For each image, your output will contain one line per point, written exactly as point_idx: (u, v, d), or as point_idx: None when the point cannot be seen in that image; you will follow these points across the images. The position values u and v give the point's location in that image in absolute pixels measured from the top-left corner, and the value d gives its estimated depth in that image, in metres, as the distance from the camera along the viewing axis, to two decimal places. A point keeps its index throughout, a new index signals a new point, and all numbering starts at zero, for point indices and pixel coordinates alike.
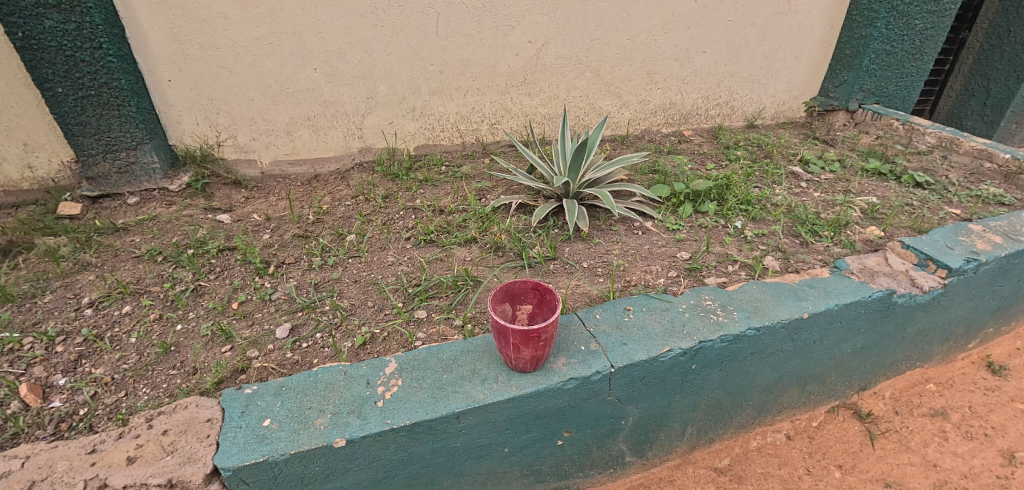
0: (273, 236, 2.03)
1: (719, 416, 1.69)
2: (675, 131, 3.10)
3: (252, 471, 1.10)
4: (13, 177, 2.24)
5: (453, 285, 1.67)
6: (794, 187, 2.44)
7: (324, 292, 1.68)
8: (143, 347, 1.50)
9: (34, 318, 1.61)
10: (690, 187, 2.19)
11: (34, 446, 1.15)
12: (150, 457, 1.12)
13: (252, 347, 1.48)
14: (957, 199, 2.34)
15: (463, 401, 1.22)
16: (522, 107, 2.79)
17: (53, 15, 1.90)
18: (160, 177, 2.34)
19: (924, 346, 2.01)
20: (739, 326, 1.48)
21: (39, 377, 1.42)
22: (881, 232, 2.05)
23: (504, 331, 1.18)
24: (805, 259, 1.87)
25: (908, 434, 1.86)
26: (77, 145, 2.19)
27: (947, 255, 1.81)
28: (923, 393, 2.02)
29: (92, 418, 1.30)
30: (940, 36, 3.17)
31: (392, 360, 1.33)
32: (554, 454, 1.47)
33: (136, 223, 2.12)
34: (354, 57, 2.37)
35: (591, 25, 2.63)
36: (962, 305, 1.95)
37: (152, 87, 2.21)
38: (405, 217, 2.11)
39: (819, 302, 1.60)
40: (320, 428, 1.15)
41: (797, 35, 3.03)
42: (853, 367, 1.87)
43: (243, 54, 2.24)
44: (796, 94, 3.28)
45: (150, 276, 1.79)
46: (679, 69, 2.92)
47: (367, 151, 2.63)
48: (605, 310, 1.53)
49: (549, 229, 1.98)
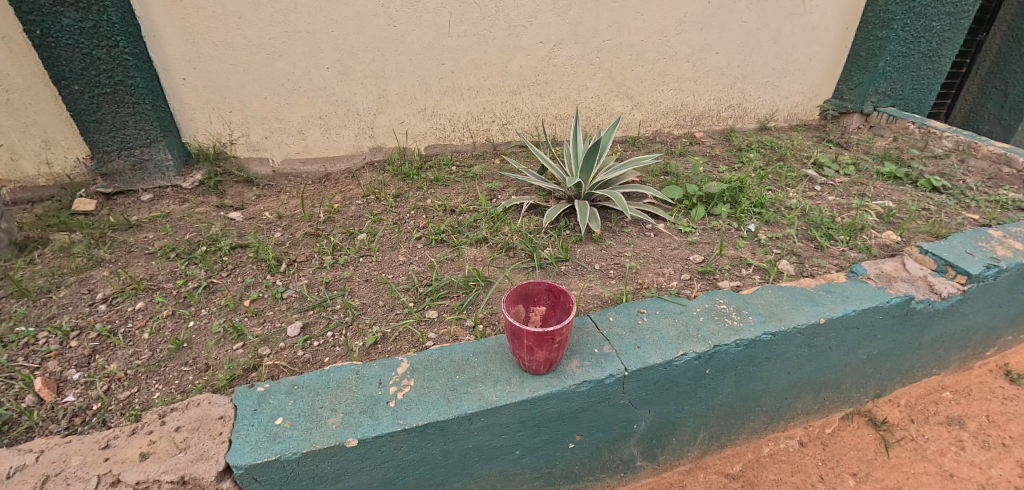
0: (285, 234, 2.03)
1: (731, 421, 1.67)
2: (686, 133, 3.08)
3: (264, 470, 1.10)
4: (30, 173, 2.26)
5: (464, 285, 1.66)
6: (809, 190, 2.41)
7: (335, 291, 1.68)
8: (155, 343, 1.51)
9: (48, 313, 1.62)
10: (703, 190, 2.16)
11: (48, 441, 1.16)
12: (163, 454, 1.12)
13: (264, 344, 1.48)
14: (975, 204, 2.30)
15: (475, 403, 1.21)
16: (533, 108, 2.78)
17: (70, 13, 1.92)
18: (174, 175, 2.35)
19: (942, 354, 1.98)
20: (754, 331, 1.46)
21: (53, 371, 1.43)
22: (897, 236, 2.02)
23: (517, 332, 1.17)
24: (821, 263, 1.85)
25: (924, 442, 1.82)
26: (93, 142, 2.21)
27: (967, 261, 1.79)
28: (939, 401, 1.98)
29: (106, 413, 1.31)
30: (958, 38, 3.12)
31: (404, 360, 1.33)
32: (565, 457, 1.46)
33: (149, 220, 2.13)
34: (366, 57, 2.38)
35: (603, 25, 2.62)
36: (981, 312, 1.91)
37: (167, 85, 2.23)
38: (416, 217, 2.11)
39: (836, 308, 1.57)
40: (332, 428, 1.14)
41: (812, 37, 2.99)
42: (868, 374, 1.84)
43: (257, 53, 2.25)
44: (809, 96, 3.24)
45: (163, 272, 1.80)
46: (692, 70, 2.90)
47: (377, 151, 2.64)
48: (619, 313, 1.51)
49: (561, 230, 1.97)
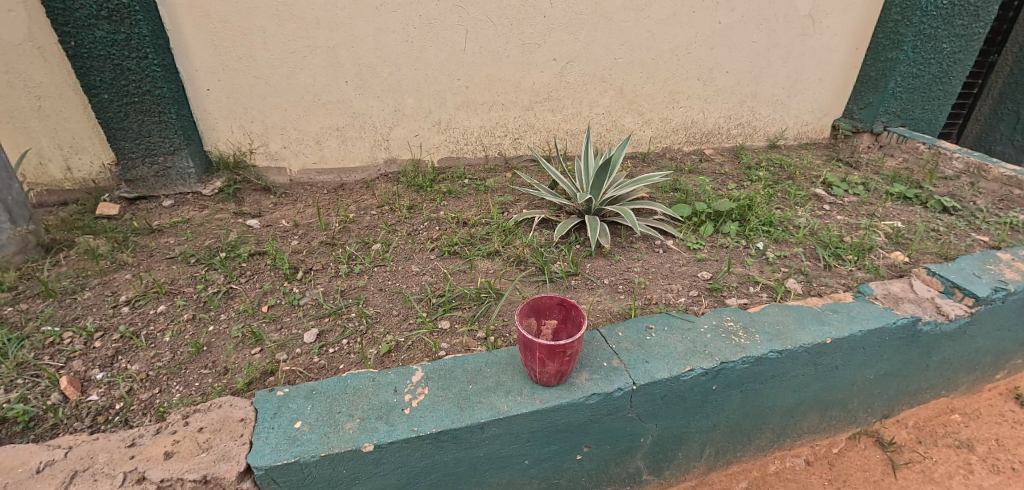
0: (302, 242, 2.08)
1: (738, 438, 1.68)
2: (696, 150, 3.12)
3: (283, 472, 1.14)
4: (57, 177, 2.35)
5: (476, 297, 1.70)
6: (817, 209, 2.44)
7: (350, 299, 1.73)
8: (176, 345, 1.55)
9: (72, 313, 1.67)
10: (712, 208, 2.20)
11: (76, 437, 1.21)
12: (186, 453, 1.16)
13: (280, 350, 1.52)
14: (985, 226, 2.30)
15: (487, 412, 1.24)
16: (545, 123, 2.83)
17: (103, 26, 2.00)
18: (195, 181, 2.42)
19: (949, 375, 1.98)
20: (761, 349, 1.48)
21: (78, 370, 1.48)
22: (906, 257, 2.03)
23: (529, 344, 1.21)
24: (828, 283, 1.87)
25: (932, 464, 1.82)
26: (119, 148, 2.29)
27: (974, 284, 1.80)
28: (948, 424, 1.98)
29: (128, 412, 1.36)
30: (969, 60, 3.14)
31: (419, 368, 1.36)
32: (572, 469, 1.48)
33: (170, 225, 2.19)
34: (384, 71, 2.44)
35: (614, 44, 2.67)
36: (989, 335, 1.92)
37: (191, 95, 2.31)
38: (429, 228, 2.16)
39: (843, 328, 1.59)
40: (349, 432, 1.18)
41: (822, 57, 3.03)
42: (875, 394, 1.85)
43: (279, 66, 2.32)
44: (819, 115, 3.27)
45: (184, 277, 1.86)
46: (702, 88, 2.94)
47: (392, 163, 2.70)
48: (628, 328, 1.54)
49: (571, 244, 2.00)
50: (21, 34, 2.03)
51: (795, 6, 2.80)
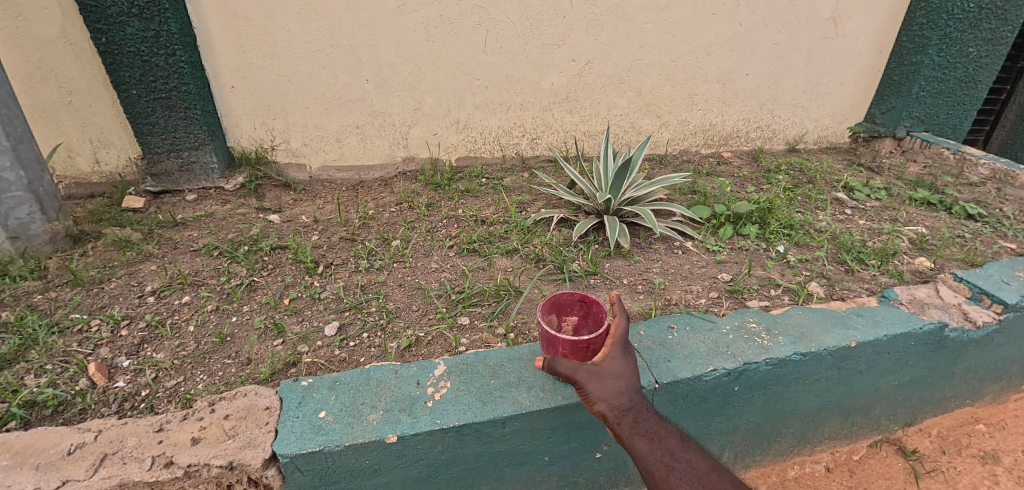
0: (322, 237, 2.11)
1: (758, 441, 1.66)
2: (714, 152, 3.10)
3: (307, 460, 1.15)
4: (85, 170, 2.40)
5: (495, 294, 1.71)
6: (839, 214, 2.41)
7: (370, 294, 1.74)
8: (201, 335, 1.58)
9: (100, 302, 1.71)
10: (732, 210, 2.18)
11: (105, 421, 1.23)
12: (213, 439, 1.17)
13: (302, 342, 1.54)
14: (1012, 233, 2.25)
15: (510, 406, 1.24)
16: (563, 124, 2.83)
17: (134, 23, 2.04)
18: (218, 176, 2.46)
19: (974, 384, 1.94)
20: (784, 351, 1.47)
21: (105, 357, 1.51)
22: (930, 263, 1.99)
23: (553, 340, 1.21)
24: (851, 287, 1.84)
25: (956, 475, 1.77)
26: (146, 143, 2.34)
27: (1002, 291, 1.77)
28: (972, 434, 1.92)
29: (153, 399, 1.38)
30: (996, 64, 3.08)
31: (441, 362, 1.37)
32: (590, 467, 1.48)
33: (193, 219, 2.23)
34: (404, 70, 2.47)
35: (634, 45, 2.66)
36: (1016, 344, 1.88)
37: (216, 92, 2.35)
38: (448, 226, 2.17)
39: (867, 332, 1.57)
40: (373, 423, 1.19)
41: (844, 61, 2.99)
42: (898, 401, 1.81)
43: (302, 64, 2.36)
44: (841, 119, 3.22)
45: (207, 269, 1.89)
46: (722, 90, 2.92)
47: (410, 161, 2.72)
48: (649, 327, 1.53)
49: (590, 244, 2.00)
50: (55, 31, 2.09)
51: (817, 9, 2.77)
